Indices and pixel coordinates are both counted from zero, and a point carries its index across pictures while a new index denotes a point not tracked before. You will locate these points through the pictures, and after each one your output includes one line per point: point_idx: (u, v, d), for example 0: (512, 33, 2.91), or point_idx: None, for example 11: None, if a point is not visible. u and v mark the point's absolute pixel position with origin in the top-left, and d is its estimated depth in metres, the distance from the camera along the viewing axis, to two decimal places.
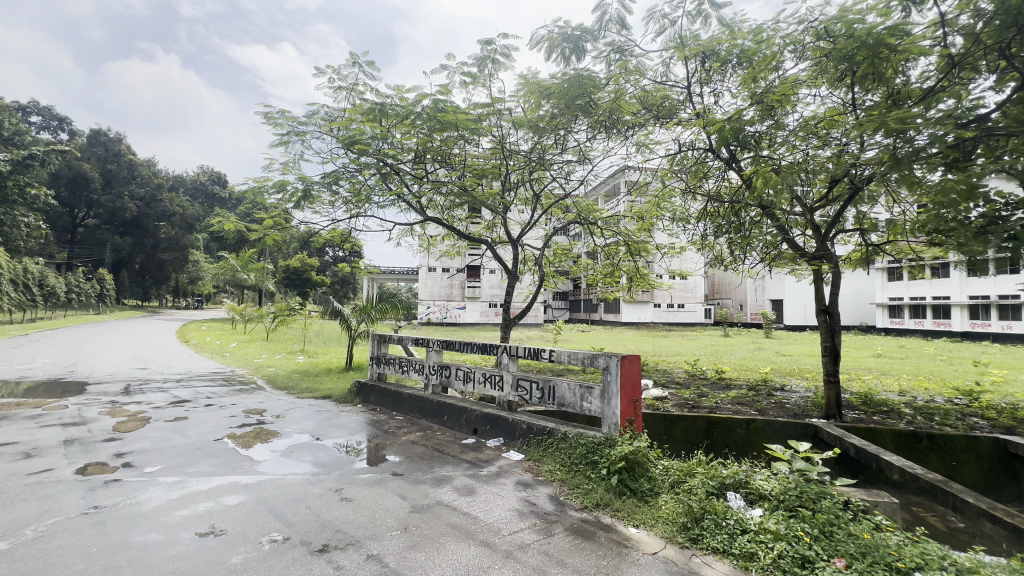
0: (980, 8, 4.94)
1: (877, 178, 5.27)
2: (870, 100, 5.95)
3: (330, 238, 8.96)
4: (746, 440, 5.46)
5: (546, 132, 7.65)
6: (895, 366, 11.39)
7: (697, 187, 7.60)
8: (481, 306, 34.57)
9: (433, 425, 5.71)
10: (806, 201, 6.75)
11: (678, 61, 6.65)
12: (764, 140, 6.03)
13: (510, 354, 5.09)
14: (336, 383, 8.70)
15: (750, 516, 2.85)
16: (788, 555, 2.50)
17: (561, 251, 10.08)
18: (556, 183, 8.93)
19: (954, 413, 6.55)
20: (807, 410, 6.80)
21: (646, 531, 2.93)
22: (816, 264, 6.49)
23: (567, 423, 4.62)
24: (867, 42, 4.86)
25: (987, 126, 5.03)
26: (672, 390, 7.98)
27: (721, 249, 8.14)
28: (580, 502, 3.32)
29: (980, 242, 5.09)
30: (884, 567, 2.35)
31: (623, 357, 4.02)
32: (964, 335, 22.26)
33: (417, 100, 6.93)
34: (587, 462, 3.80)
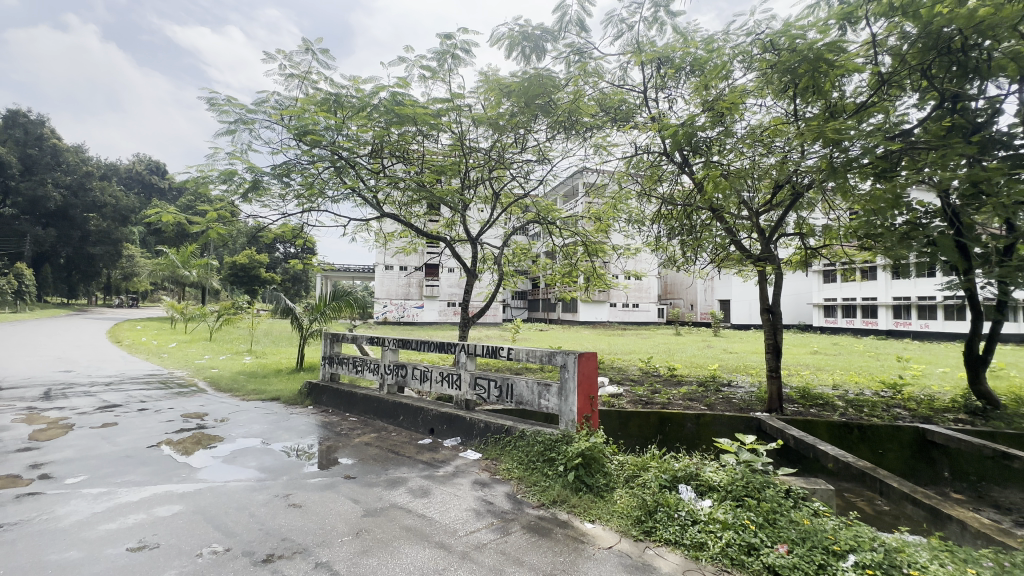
0: (905, 30, 5.36)
1: (816, 186, 5.62)
2: (810, 112, 6.32)
3: (280, 233, 8.57)
4: (696, 434, 5.66)
5: (506, 131, 7.61)
6: (830, 362, 12.22)
7: (652, 190, 7.82)
8: (439, 304, 34.20)
9: (388, 425, 5.56)
10: (752, 206, 7.08)
11: (634, 66, 6.82)
12: (715, 145, 6.26)
13: (467, 352, 5.04)
14: (286, 384, 8.33)
15: (700, 507, 2.94)
16: (734, 543, 2.60)
17: (520, 250, 10.14)
18: (516, 182, 8.94)
19: (881, 405, 7.07)
20: (751, 404, 7.16)
21: (601, 526, 2.96)
22: (761, 266, 6.82)
23: (524, 421, 4.61)
24: (808, 56, 5.17)
25: (909, 140, 5.50)
26: (627, 388, 8.18)
27: (674, 250, 8.43)
28: (537, 500, 3.32)
29: (904, 246, 5.55)
30: (821, 551, 2.47)
31: (579, 354, 4.05)
32: (888, 333, 24.16)
33: (374, 93, 6.74)
34: (544, 460, 3.81)
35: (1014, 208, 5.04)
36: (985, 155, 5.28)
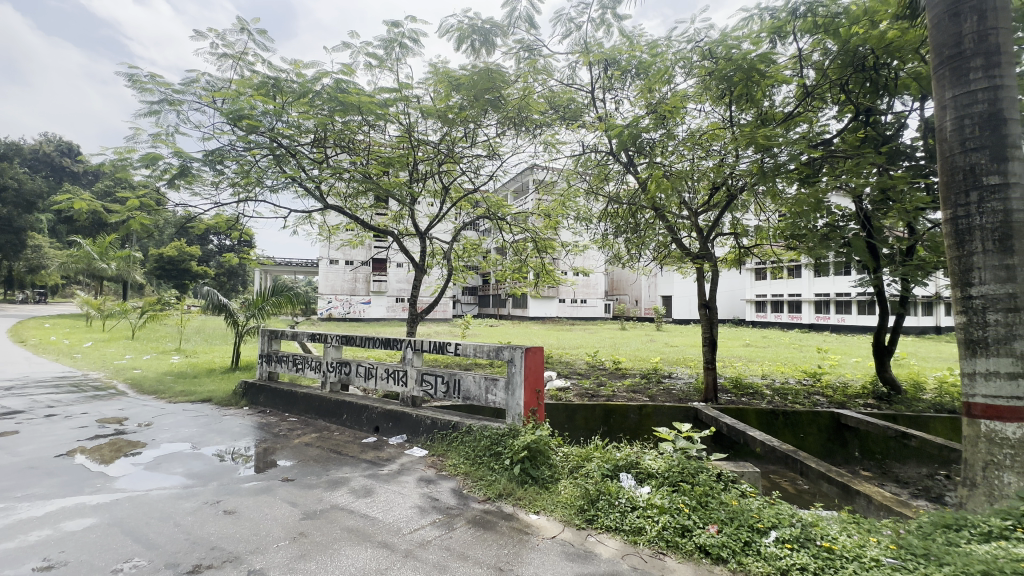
0: (827, 47, 5.81)
1: (748, 188, 5.99)
2: (744, 119, 6.72)
3: (213, 224, 8.02)
4: (638, 425, 5.90)
5: (455, 125, 7.51)
6: (759, 354, 13.13)
7: (599, 188, 8.03)
8: (387, 300, 33.41)
9: (331, 425, 5.38)
10: (692, 206, 7.44)
11: (582, 66, 6.94)
12: (658, 147, 6.53)
13: (414, 348, 4.96)
14: (218, 385, 7.83)
15: (639, 494, 3.06)
16: (670, 526, 2.73)
17: (470, 246, 10.10)
18: (466, 177, 8.87)
19: (803, 392, 7.67)
20: (689, 394, 7.55)
21: (546, 516, 3.01)
22: (699, 264, 7.19)
23: (472, 416, 4.61)
24: (742, 66, 5.50)
25: (829, 149, 5.99)
26: (574, 381, 8.38)
27: (620, 248, 8.71)
28: (483, 494, 3.33)
29: (824, 246, 6.05)
30: (747, 529, 2.65)
31: (526, 349, 4.10)
32: (810, 327, 26.23)
33: (316, 79, 6.46)
34: (490, 454, 3.83)
35: (913, 213, 5.68)
36: (892, 165, 5.84)
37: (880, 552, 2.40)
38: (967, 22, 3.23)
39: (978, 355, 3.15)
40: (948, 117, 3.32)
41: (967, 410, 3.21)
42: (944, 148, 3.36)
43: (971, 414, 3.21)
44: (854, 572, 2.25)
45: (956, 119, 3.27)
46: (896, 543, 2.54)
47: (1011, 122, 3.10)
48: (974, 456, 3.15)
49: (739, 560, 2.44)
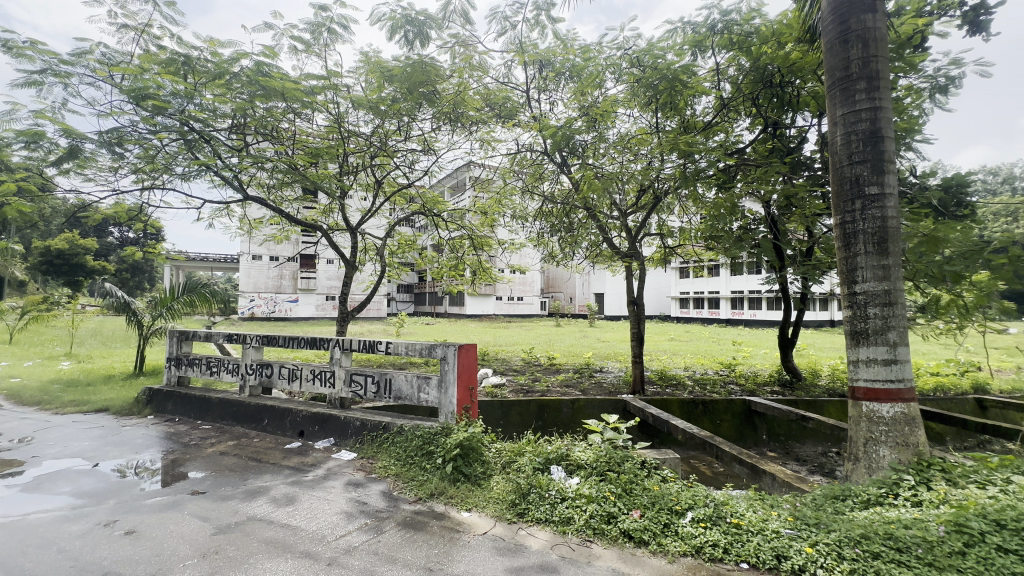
0: (740, 64, 6.29)
1: (672, 191, 6.35)
2: (668, 126, 7.12)
3: (111, 214, 7.19)
4: (570, 418, 6.08)
5: (388, 118, 7.29)
6: (682, 347, 14.01)
7: (534, 187, 8.14)
8: (316, 298, 31.81)
9: (250, 431, 5.02)
10: (622, 207, 7.77)
11: (518, 65, 7.01)
12: (590, 149, 6.74)
13: (342, 348, 4.75)
14: (118, 393, 7.05)
15: (569, 485, 3.14)
16: (597, 514, 2.83)
17: (405, 242, 9.87)
18: (400, 171, 8.63)
19: (720, 382, 8.29)
20: (619, 387, 7.89)
21: (477, 513, 3.01)
22: (627, 262, 7.53)
23: (404, 416, 4.50)
24: (666, 75, 5.83)
25: (742, 157, 6.50)
26: (509, 378, 8.45)
27: (554, 246, 8.90)
28: (414, 495, 3.26)
29: (738, 247, 6.56)
30: (667, 512, 2.81)
31: (460, 346, 4.07)
32: (727, 322, 28.36)
33: (234, 59, 5.98)
34: (422, 454, 3.76)
35: (811, 219, 6.32)
36: (795, 174, 6.45)
37: (781, 524, 2.64)
38: (853, 49, 3.63)
39: (861, 344, 3.55)
40: (839, 132, 3.72)
41: (853, 392, 3.62)
42: (835, 160, 3.75)
43: (855, 396, 3.61)
44: (757, 545, 2.47)
45: (845, 134, 3.66)
46: (794, 514, 2.81)
47: (887, 140, 3.53)
48: (857, 433, 3.56)
49: (659, 541, 2.58)
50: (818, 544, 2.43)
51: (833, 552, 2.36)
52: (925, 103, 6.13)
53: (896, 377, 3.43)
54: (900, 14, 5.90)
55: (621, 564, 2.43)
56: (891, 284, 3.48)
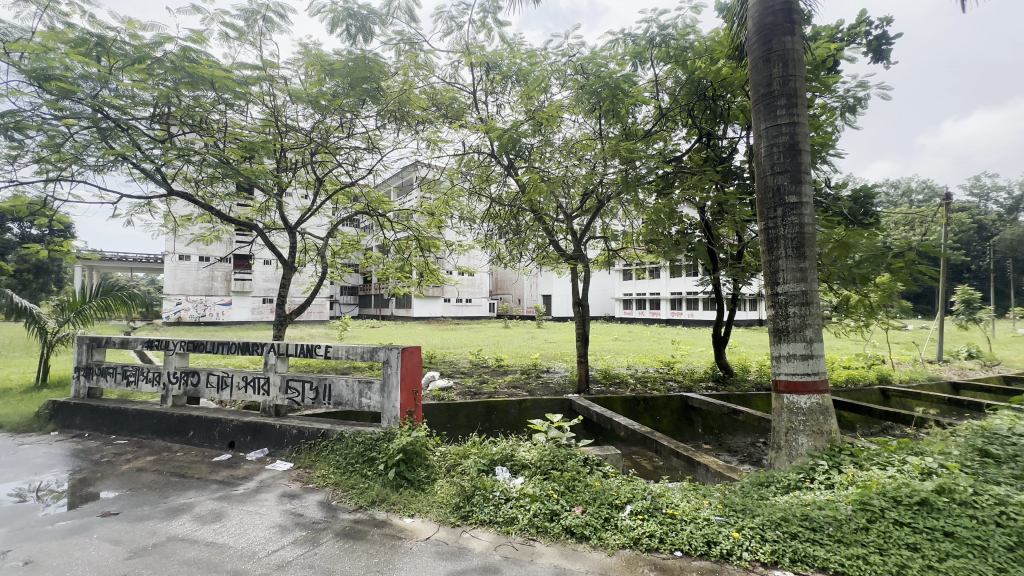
0: (677, 76, 6.63)
1: (615, 196, 6.57)
2: (611, 133, 7.36)
3: (7, 207, 6.42)
4: (518, 419, 6.13)
5: (329, 114, 7.03)
6: (626, 347, 14.52)
7: (482, 189, 8.13)
8: (252, 301, 30.03)
9: (173, 445, 4.65)
10: (567, 210, 7.93)
11: (464, 66, 6.99)
12: (536, 153, 6.84)
13: (277, 353, 4.52)
14: (15, 407, 6.29)
15: (513, 485, 3.16)
16: (540, 512, 2.86)
17: (348, 243, 9.55)
18: (342, 169, 8.33)
19: (660, 380, 8.66)
20: (565, 387, 8.04)
21: (420, 519, 2.96)
22: (573, 264, 7.71)
23: (345, 423, 4.35)
24: (609, 83, 6.03)
25: (679, 165, 6.84)
26: (457, 380, 8.39)
27: (502, 249, 8.95)
28: (353, 504, 3.15)
29: (676, 250, 6.90)
30: (607, 506, 2.90)
31: (403, 349, 3.99)
32: (667, 322, 29.68)
33: (156, 43, 5.53)
34: (363, 461, 3.65)
35: (740, 225, 6.76)
36: (727, 182, 6.86)
37: (711, 512, 2.79)
38: (775, 67, 3.93)
39: (782, 341, 3.83)
40: (763, 144, 3.99)
41: (775, 386, 3.89)
42: (759, 169, 4.03)
43: (777, 389, 3.89)
44: (690, 533, 2.60)
45: (768, 146, 3.95)
46: (722, 502, 2.98)
47: (804, 153, 3.85)
48: (779, 423, 3.84)
49: (599, 535, 2.65)
50: (744, 528, 2.59)
51: (757, 535, 2.52)
52: (837, 120, 6.74)
53: (812, 370, 3.74)
54: (816, 39, 6.45)
55: (562, 560, 2.47)
56: (808, 285, 3.79)
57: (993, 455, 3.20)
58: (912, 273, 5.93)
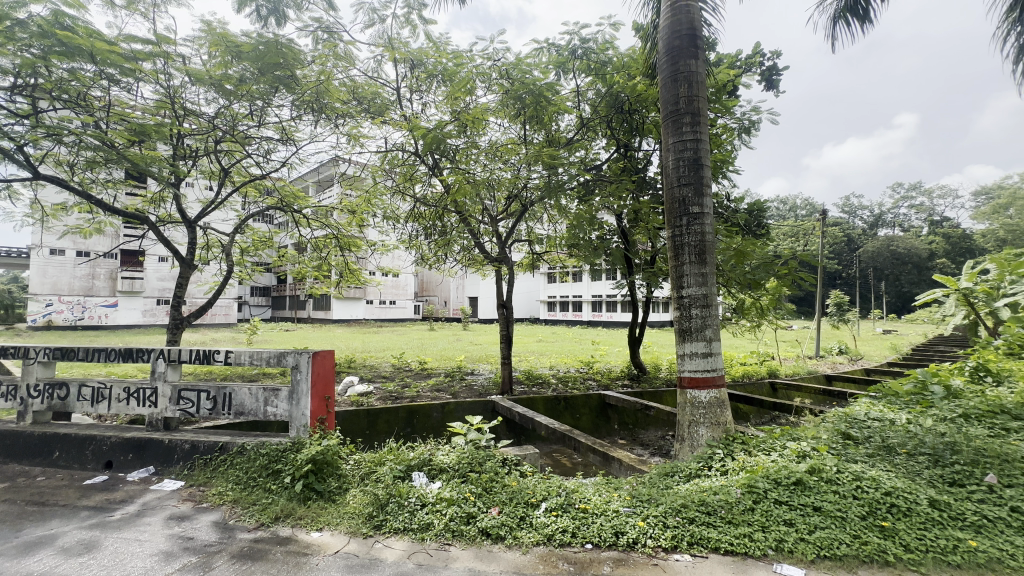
0: (597, 89, 6.95)
1: (539, 200, 6.72)
2: (536, 138, 7.53)
3: None
4: (440, 422, 6.04)
5: (235, 100, 6.46)
6: (549, 348, 14.92)
7: (406, 188, 7.93)
8: (144, 302, 26.83)
9: (33, 468, 4.01)
10: (493, 213, 7.98)
11: (388, 61, 6.80)
12: (462, 154, 6.80)
13: (168, 360, 4.07)
14: None
15: (430, 490, 3.10)
16: (457, 516, 2.84)
17: (259, 240, 8.86)
18: (252, 160, 7.71)
19: (580, 379, 8.98)
20: (489, 389, 8.05)
21: (329, 532, 2.81)
22: (497, 267, 7.78)
23: (247, 434, 4.02)
24: (533, 90, 6.15)
25: (599, 173, 7.17)
26: (378, 385, 8.09)
27: (426, 250, 8.80)
28: (254, 522, 2.91)
29: (595, 255, 7.20)
30: (523, 505, 2.94)
31: (314, 353, 3.76)
32: (589, 323, 30.91)
33: (19, 2, 4.77)
34: (267, 474, 3.39)
35: (653, 232, 7.23)
36: (641, 192, 7.30)
37: (620, 504, 2.94)
38: (681, 87, 4.24)
39: (687, 340, 4.13)
40: (671, 157, 4.29)
41: (679, 382, 4.19)
42: (667, 181, 4.32)
43: (681, 385, 4.19)
44: (600, 525, 2.71)
45: (675, 159, 4.24)
46: (631, 493, 3.15)
47: (705, 167, 4.19)
48: (683, 416, 4.14)
49: (515, 534, 2.68)
50: (648, 517, 2.76)
51: (660, 522, 2.70)
52: (736, 140, 7.42)
53: (711, 367, 4.07)
54: (719, 64, 7.08)
55: (477, 562, 2.47)
56: (708, 288, 4.12)
57: (853, 437, 3.69)
58: (795, 279, 6.69)
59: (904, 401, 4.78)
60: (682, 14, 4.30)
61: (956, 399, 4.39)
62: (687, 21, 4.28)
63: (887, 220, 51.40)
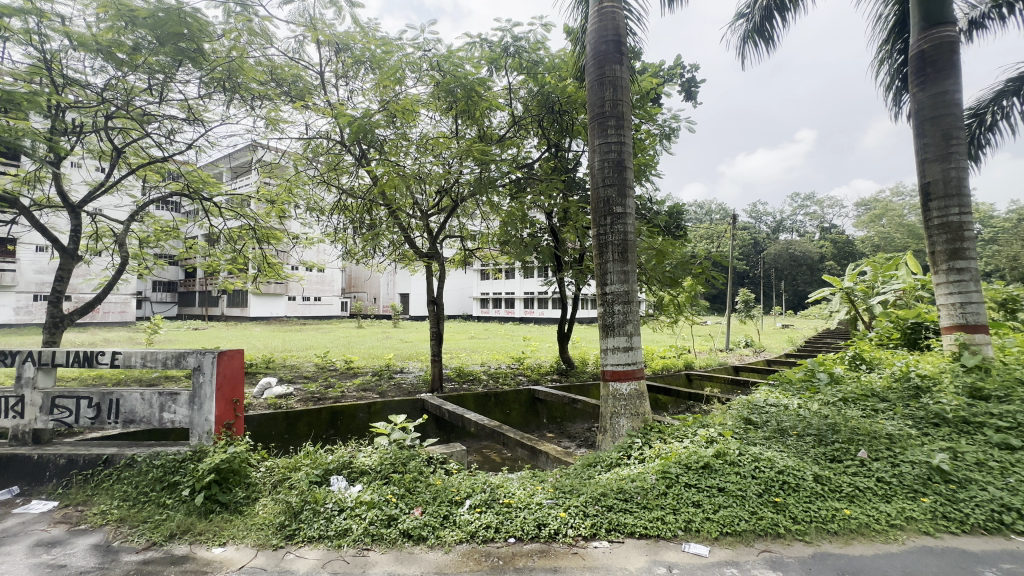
0: (528, 88, 7.02)
1: (471, 196, 6.67)
2: (468, 134, 7.47)
3: None
4: (366, 423, 5.82)
5: (129, 71, 5.76)
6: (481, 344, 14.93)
7: (331, 178, 7.53)
8: (16, 298, 23.31)
9: None
10: (424, 207, 7.81)
11: (310, 42, 6.41)
12: (391, 145, 6.58)
13: (37, 363, 3.54)
14: None
15: (348, 494, 2.96)
16: (377, 519, 2.74)
17: (161, 229, 8.01)
18: (152, 141, 6.93)
19: (511, 375, 9.08)
20: (418, 387, 7.88)
21: (234, 546, 2.59)
22: (427, 262, 7.63)
23: (138, 445, 3.60)
24: (464, 84, 6.09)
25: (530, 172, 7.26)
26: (299, 386, 7.63)
27: (353, 244, 8.43)
28: (144, 542, 2.61)
29: (526, 252, 7.29)
30: (446, 504, 2.90)
31: (220, 353, 3.46)
32: (521, 320, 31.36)
33: None
34: (162, 488, 3.06)
35: (581, 231, 7.46)
36: (571, 191, 7.50)
37: (543, 496, 2.99)
38: (607, 91, 4.39)
39: (609, 335, 4.29)
40: (597, 158, 4.43)
41: (602, 375, 4.34)
42: (593, 181, 4.45)
43: (604, 378, 4.35)
44: (523, 518, 2.74)
45: (601, 160, 4.39)
46: (554, 485, 3.21)
47: (628, 170, 4.37)
48: (606, 408, 4.29)
49: (437, 534, 2.63)
50: (569, 507, 2.83)
51: (580, 512, 2.78)
52: (658, 146, 7.84)
53: (631, 360, 4.26)
54: (643, 73, 7.43)
55: (396, 566, 2.39)
56: (629, 285, 4.30)
57: (753, 422, 4.04)
58: (708, 278, 7.21)
59: (796, 387, 5.32)
60: (608, 20, 4.45)
61: (838, 385, 4.95)
62: (613, 28, 4.43)
63: (786, 226, 57.08)
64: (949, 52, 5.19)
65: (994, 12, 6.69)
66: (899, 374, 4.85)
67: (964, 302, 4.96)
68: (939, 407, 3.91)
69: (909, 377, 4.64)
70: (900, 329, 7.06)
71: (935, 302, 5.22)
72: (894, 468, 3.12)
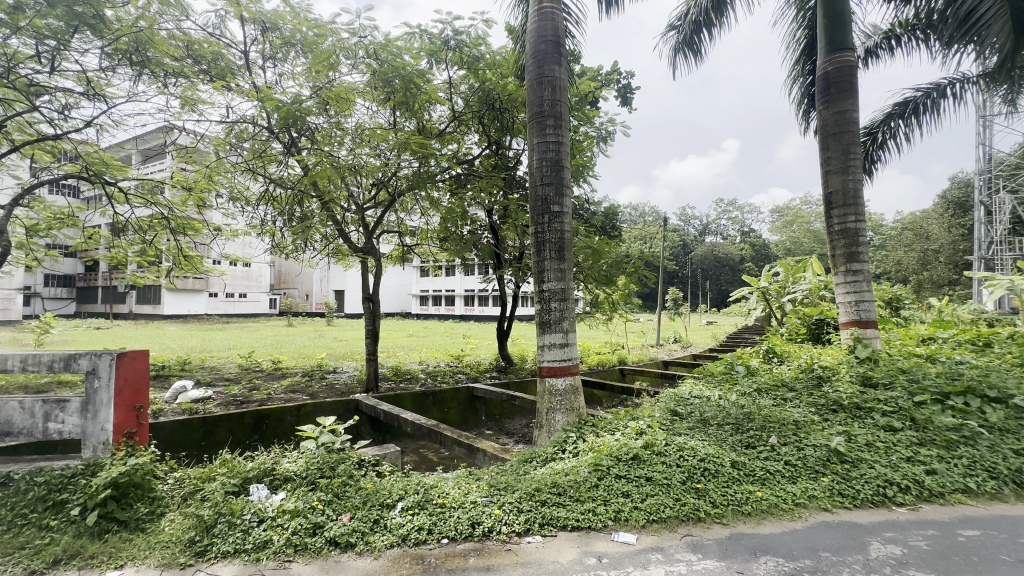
0: (469, 82, 6.93)
1: (409, 189, 6.50)
2: (406, 126, 7.27)
3: None
4: (294, 426, 5.51)
5: (10, 34, 5.02)
6: (420, 342, 14.64)
7: (257, 167, 7.03)
8: None
9: None
10: (359, 201, 7.51)
11: (233, 18, 5.93)
12: (324, 134, 6.25)
13: None
14: None
15: (270, 504, 2.78)
16: (301, 528, 2.59)
17: (54, 217, 7.10)
18: (41, 115, 6.11)
19: (450, 373, 8.97)
20: (352, 388, 7.57)
21: (133, 568, 2.34)
22: (363, 258, 7.34)
23: (18, 460, 3.17)
24: (403, 75, 5.90)
25: (470, 168, 7.18)
26: (218, 389, 7.07)
27: (281, 237, 7.93)
28: (19, 571, 2.29)
29: (466, 249, 7.22)
30: (376, 508, 2.80)
31: (119, 355, 3.11)
32: (461, 318, 31.14)
33: None
34: (46, 507, 2.71)
35: (521, 229, 7.50)
36: (511, 189, 7.52)
37: (478, 494, 2.98)
38: (546, 91, 4.43)
39: (546, 332, 4.34)
40: (535, 157, 4.46)
41: (539, 372, 4.38)
42: (532, 180, 4.48)
43: (541, 374, 4.39)
44: (456, 518, 2.70)
45: (539, 158, 4.43)
46: (489, 483, 3.20)
47: (565, 169, 4.44)
48: (542, 404, 4.34)
49: (366, 540, 2.53)
50: (503, 504, 2.83)
51: (515, 508, 2.79)
52: (595, 148, 8.06)
53: (567, 356, 4.33)
54: (582, 76, 7.59)
55: None
56: (566, 282, 4.37)
57: (679, 414, 4.26)
58: (641, 276, 7.52)
59: (718, 379, 5.69)
60: (548, 21, 4.49)
61: (753, 376, 5.35)
62: (552, 28, 4.48)
63: (711, 229, 61.05)
64: (849, 75, 5.75)
65: (885, 43, 7.52)
66: (805, 365, 5.32)
67: (858, 300, 5.54)
68: (837, 394, 4.34)
69: (813, 368, 5.10)
70: (807, 325, 7.75)
71: (835, 300, 5.78)
72: (799, 451, 3.42)
